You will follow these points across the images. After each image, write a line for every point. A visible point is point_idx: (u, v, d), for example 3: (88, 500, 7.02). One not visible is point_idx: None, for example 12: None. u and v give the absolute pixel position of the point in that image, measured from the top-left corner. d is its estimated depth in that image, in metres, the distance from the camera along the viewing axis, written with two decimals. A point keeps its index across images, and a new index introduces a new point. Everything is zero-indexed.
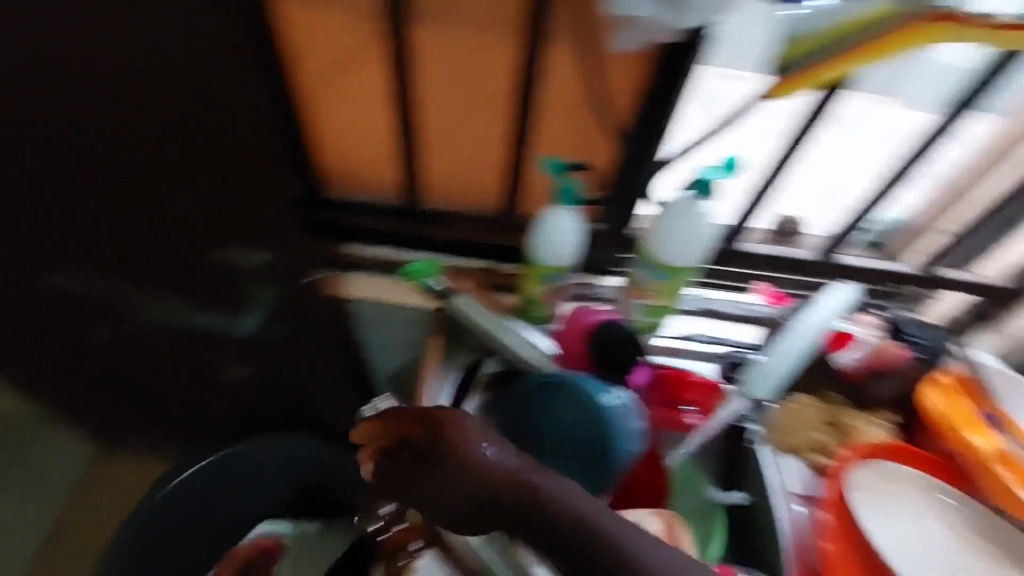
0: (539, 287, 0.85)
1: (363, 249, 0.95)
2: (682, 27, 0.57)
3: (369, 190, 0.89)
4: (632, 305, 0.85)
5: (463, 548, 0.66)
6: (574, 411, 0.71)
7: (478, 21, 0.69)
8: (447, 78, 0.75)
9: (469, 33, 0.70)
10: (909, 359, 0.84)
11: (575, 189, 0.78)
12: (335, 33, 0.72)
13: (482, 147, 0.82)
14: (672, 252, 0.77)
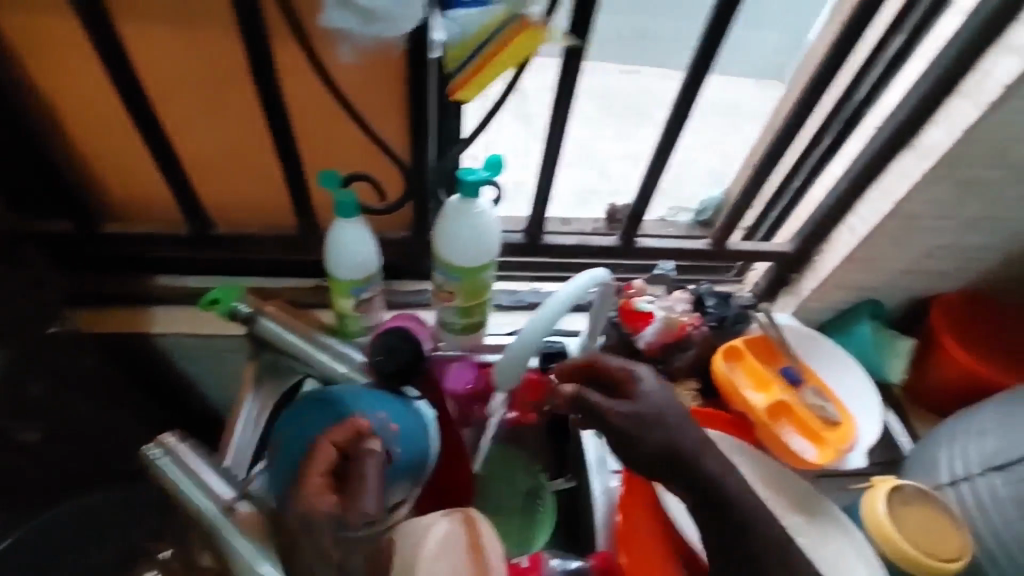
0: (346, 301, 0.84)
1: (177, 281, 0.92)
2: (388, 34, 0.55)
3: (163, 220, 0.86)
4: (443, 308, 0.87)
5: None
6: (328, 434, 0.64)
7: (190, 49, 0.66)
8: (188, 114, 0.72)
9: (194, 60, 0.67)
10: (704, 330, 0.90)
11: (355, 202, 0.75)
12: (63, 72, 0.69)
13: (255, 182, 0.80)
14: (456, 255, 0.78)
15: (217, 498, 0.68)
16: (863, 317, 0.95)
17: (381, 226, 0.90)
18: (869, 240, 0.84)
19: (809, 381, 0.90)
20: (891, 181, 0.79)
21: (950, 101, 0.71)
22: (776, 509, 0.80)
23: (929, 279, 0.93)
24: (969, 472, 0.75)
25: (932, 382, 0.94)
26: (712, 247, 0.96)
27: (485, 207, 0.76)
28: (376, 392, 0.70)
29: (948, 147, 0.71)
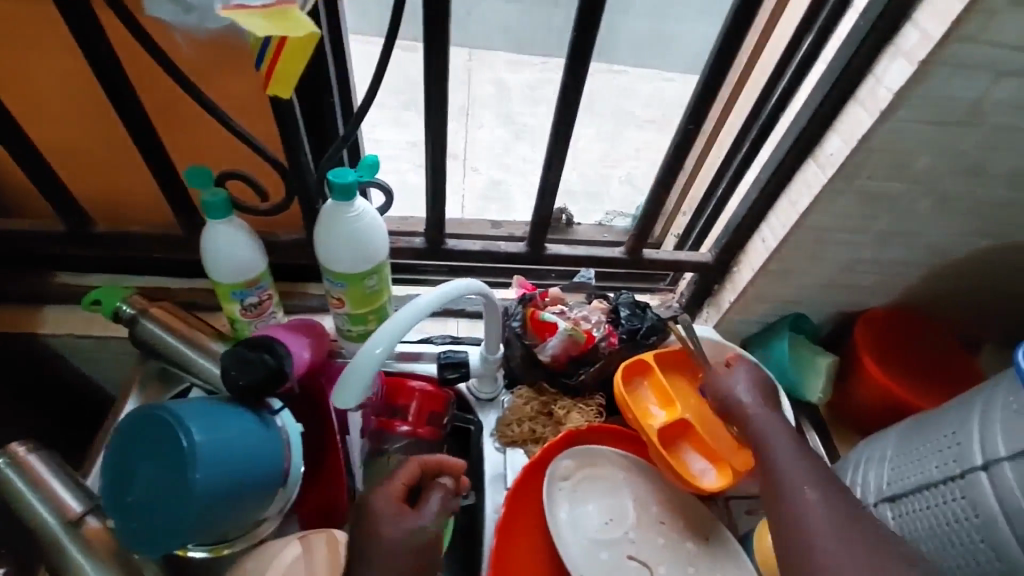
0: (231, 306, 0.80)
1: (79, 280, 0.89)
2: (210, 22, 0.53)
3: (44, 219, 0.82)
4: (336, 313, 0.83)
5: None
6: (158, 466, 0.57)
7: (31, 43, 0.62)
8: (46, 112, 0.68)
9: (35, 52, 0.62)
10: (615, 343, 0.87)
11: (228, 202, 0.71)
12: None
13: (132, 181, 0.77)
14: (339, 262, 0.74)
15: (62, 511, 0.63)
16: (784, 331, 0.91)
17: (278, 226, 0.88)
18: (778, 253, 0.80)
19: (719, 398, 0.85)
20: (797, 192, 0.75)
21: (848, 108, 0.67)
22: (669, 533, 0.77)
23: (852, 293, 0.89)
24: (864, 502, 0.70)
25: (855, 400, 0.90)
26: (626, 256, 0.92)
27: (365, 209, 0.72)
28: (218, 410, 0.61)
29: (846, 157, 0.67)
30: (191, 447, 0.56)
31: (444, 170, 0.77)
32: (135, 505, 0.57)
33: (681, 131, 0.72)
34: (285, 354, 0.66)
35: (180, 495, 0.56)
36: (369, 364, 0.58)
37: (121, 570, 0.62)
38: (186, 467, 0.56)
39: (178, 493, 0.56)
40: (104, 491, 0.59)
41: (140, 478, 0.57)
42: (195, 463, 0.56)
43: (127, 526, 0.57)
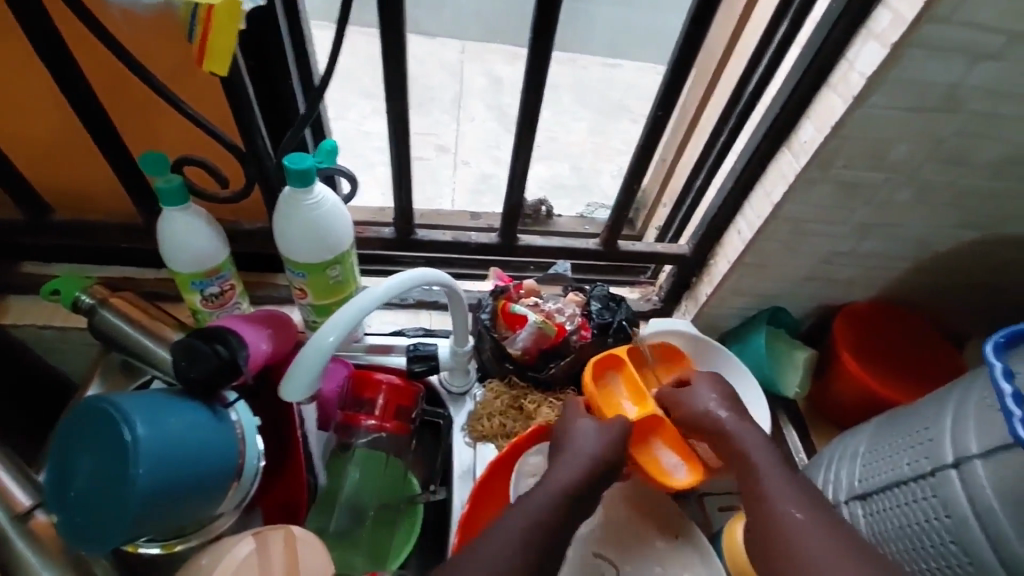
0: (191, 296, 0.78)
1: (42, 268, 0.88)
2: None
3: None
4: (301, 304, 0.81)
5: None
6: (99, 467, 0.55)
7: None
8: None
9: None
10: (587, 336, 0.85)
11: (183, 187, 0.69)
12: None
13: (87, 168, 0.75)
14: (299, 250, 0.72)
15: (10, 505, 0.61)
16: (762, 326, 0.89)
17: (244, 215, 0.84)
18: (754, 245, 0.77)
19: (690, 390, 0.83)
20: (772, 181, 0.72)
21: (821, 93, 0.64)
22: (638, 531, 0.75)
23: (832, 287, 0.86)
24: (838, 498, 0.68)
25: (834, 396, 0.88)
26: (601, 248, 0.90)
27: (323, 194, 0.70)
28: (166, 405, 0.59)
29: (819, 145, 0.65)
30: (132, 450, 0.54)
31: (409, 155, 0.74)
32: (76, 500, 0.56)
33: (651, 117, 0.70)
34: (238, 344, 0.64)
35: (120, 497, 0.54)
36: (315, 354, 0.57)
37: (71, 566, 0.60)
38: (126, 469, 0.54)
39: (117, 493, 0.54)
40: (47, 485, 0.58)
41: (81, 477, 0.55)
42: (135, 460, 0.54)
43: (69, 524, 0.56)
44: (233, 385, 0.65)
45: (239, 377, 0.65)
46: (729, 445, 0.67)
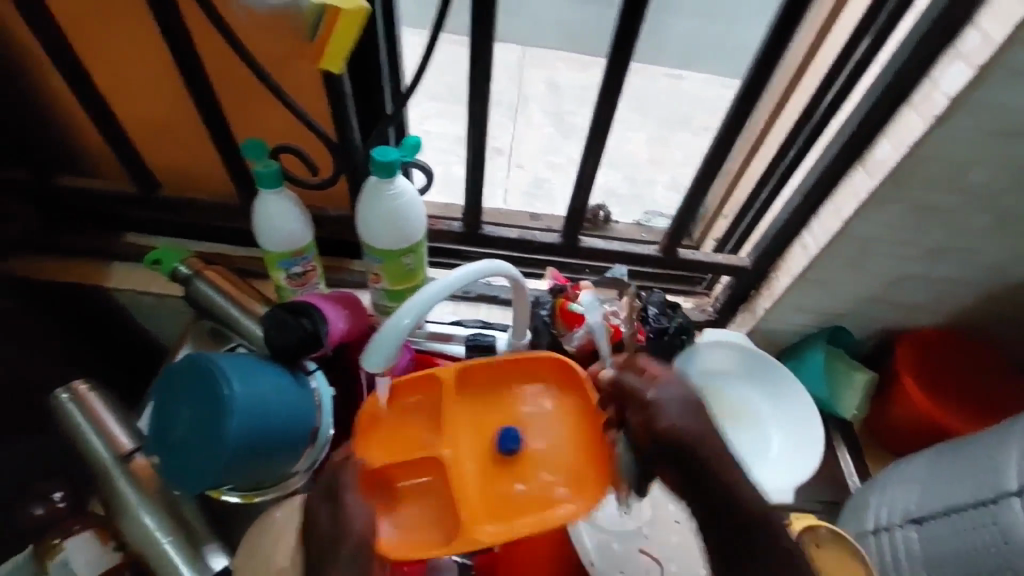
0: (278, 274, 0.85)
1: (146, 241, 0.95)
2: None
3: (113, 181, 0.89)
4: (375, 289, 0.87)
5: (129, 527, 0.68)
6: (197, 414, 0.62)
7: (112, 14, 0.67)
8: (125, 81, 0.74)
9: (117, 25, 0.68)
10: (642, 339, 0.88)
11: (279, 173, 0.76)
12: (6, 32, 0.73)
13: (195, 149, 0.82)
14: (379, 238, 0.78)
15: (115, 446, 0.69)
16: (820, 343, 0.90)
17: (330, 202, 0.92)
18: (817, 261, 0.78)
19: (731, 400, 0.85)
20: (842, 198, 0.73)
21: (899, 112, 0.65)
22: (683, 532, 0.75)
23: (896, 310, 0.85)
24: (891, 521, 0.67)
25: (890, 420, 0.86)
26: (660, 255, 0.92)
27: (404, 187, 0.75)
28: (256, 366, 0.66)
29: (894, 164, 0.66)
30: (229, 402, 0.61)
31: (484, 152, 0.78)
32: (177, 445, 0.62)
33: (723, 129, 0.72)
34: (320, 318, 0.71)
35: (213, 442, 0.60)
36: (395, 332, 0.59)
37: (165, 506, 0.68)
38: (221, 418, 0.61)
39: (211, 439, 0.61)
40: (149, 427, 0.65)
41: (179, 422, 0.63)
42: (229, 412, 0.61)
43: (166, 463, 0.63)
44: (314, 356, 0.72)
45: (320, 349, 0.71)
46: (659, 432, 0.54)
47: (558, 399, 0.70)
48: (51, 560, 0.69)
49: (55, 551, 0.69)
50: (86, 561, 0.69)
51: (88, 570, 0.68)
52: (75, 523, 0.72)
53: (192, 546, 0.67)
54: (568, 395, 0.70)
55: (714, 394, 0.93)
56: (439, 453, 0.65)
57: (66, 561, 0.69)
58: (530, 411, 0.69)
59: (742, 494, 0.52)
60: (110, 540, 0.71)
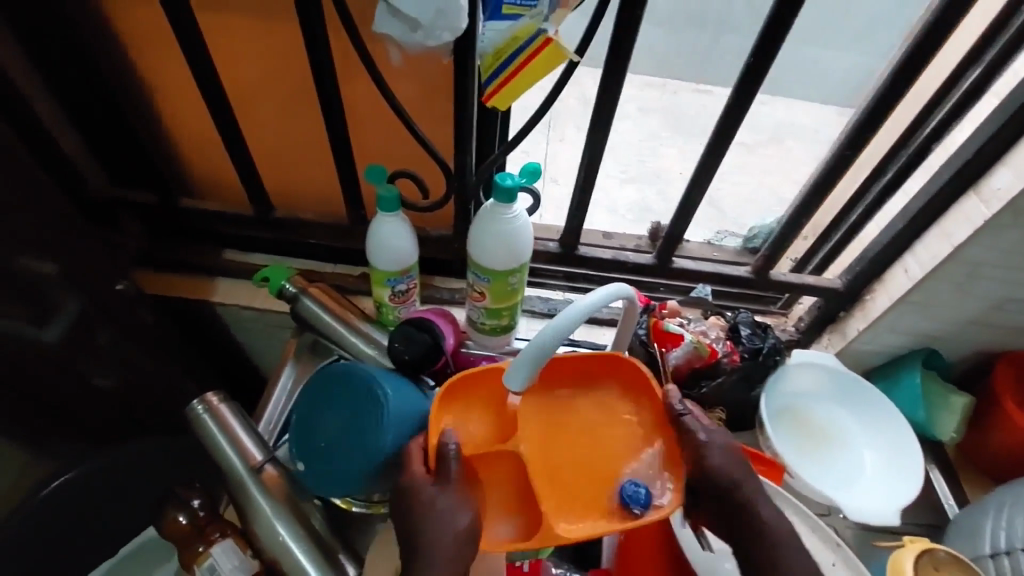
0: (383, 291, 0.88)
1: (244, 257, 1.01)
2: (428, 42, 0.60)
3: (231, 203, 0.97)
4: (474, 307, 0.89)
5: (262, 533, 0.71)
6: (352, 424, 0.66)
7: (274, 49, 0.77)
8: (272, 104, 0.83)
9: (273, 56, 0.77)
10: (737, 361, 0.88)
11: (398, 197, 0.79)
12: (157, 63, 0.80)
13: (318, 167, 0.92)
14: (488, 258, 0.80)
15: (246, 457, 0.74)
16: (915, 364, 0.91)
17: (429, 223, 0.96)
18: (922, 283, 0.81)
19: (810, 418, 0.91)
20: (952, 223, 0.76)
21: (1023, 142, 0.69)
22: None
23: (994, 333, 0.88)
24: (1011, 546, 0.73)
25: (991, 445, 0.88)
26: (751, 275, 0.95)
27: (522, 213, 0.77)
28: (400, 381, 0.70)
29: (1015, 191, 0.69)
30: (386, 414, 0.65)
31: (594, 176, 0.85)
32: (325, 450, 0.66)
33: (837, 155, 0.76)
34: (440, 332, 0.76)
35: (368, 452, 0.64)
36: (534, 354, 0.59)
37: (294, 514, 0.71)
38: (377, 429, 0.64)
39: (365, 449, 0.64)
40: (294, 436, 0.70)
41: (330, 432, 0.67)
42: (381, 422, 0.65)
43: (313, 468, 0.67)
44: (433, 369, 0.76)
45: (440, 361, 0.75)
46: (703, 469, 0.61)
47: (619, 407, 0.67)
48: (199, 565, 0.73)
49: (202, 558, 0.74)
50: (232, 566, 0.72)
51: None
52: (216, 530, 0.78)
53: (322, 554, 0.70)
54: (613, 429, 0.66)
55: (804, 413, 0.94)
56: (513, 449, 0.63)
57: (213, 567, 0.72)
58: (592, 421, 0.66)
59: (768, 529, 0.61)
60: (247, 548, 0.74)
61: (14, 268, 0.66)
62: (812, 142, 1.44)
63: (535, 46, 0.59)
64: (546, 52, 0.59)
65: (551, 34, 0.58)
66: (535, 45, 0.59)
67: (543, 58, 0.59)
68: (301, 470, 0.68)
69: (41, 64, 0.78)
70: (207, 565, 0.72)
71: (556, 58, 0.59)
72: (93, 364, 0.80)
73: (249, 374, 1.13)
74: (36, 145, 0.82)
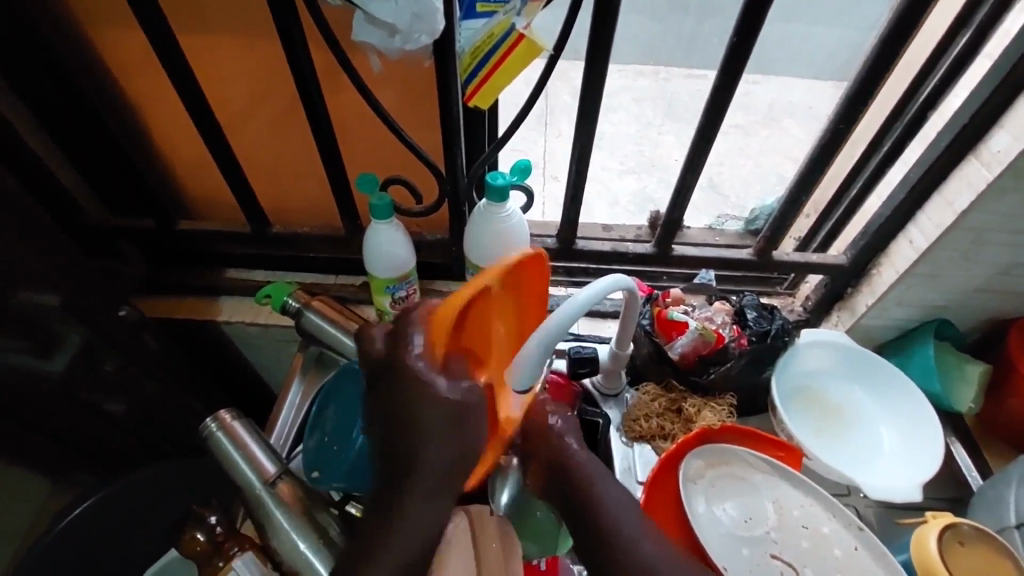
0: (383, 299, 0.87)
1: (247, 275, 1.02)
2: (408, 47, 0.60)
3: (226, 222, 0.97)
4: None
5: (282, 546, 0.71)
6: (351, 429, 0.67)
7: (258, 66, 0.77)
8: (261, 121, 0.84)
9: (259, 73, 0.78)
10: (745, 345, 0.87)
11: (391, 204, 0.79)
12: (146, 89, 0.81)
13: (309, 180, 0.92)
14: (487, 259, 0.80)
15: (261, 472, 0.74)
16: (929, 336, 0.90)
17: (426, 227, 0.96)
18: (928, 254, 0.80)
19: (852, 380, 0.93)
20: (954, 189, 0.75)
21: (1018, 102, 0.68)
22: (814, 537, 0.75)
23: (1003, 298, 0.86)
24: None
25: (1010, 413, 0.87)
26: (754, 257, 0.93)
27: (516, 211, 0.77)
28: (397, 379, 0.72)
29: (1014, 153, 0.68)
30: None
31: (585, 170, 0.85)
32: (325, 444, 0.70)
33: (831, 129, 0.75)
34: None
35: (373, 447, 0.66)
36: (541, 342, 0.58)
37: (312, 527, 0.72)
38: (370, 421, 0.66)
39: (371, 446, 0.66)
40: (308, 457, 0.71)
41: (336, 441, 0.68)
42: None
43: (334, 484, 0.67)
44: None
45: None
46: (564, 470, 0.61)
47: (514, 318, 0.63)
48: None
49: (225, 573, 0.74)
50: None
51: None
52: (233, 546, 0.78)
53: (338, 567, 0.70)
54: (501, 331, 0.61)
55: (817, 392, 0.92)
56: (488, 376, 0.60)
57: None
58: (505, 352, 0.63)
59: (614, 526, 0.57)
60: (268, 561, 0.75)
61: (17, 302, 0.66)
62: (807, 118, 1.42)
63: (510, 42, 0.59)
64: (519, 49, 0.59)
65: (523, 29, 0.58)
66: (510, 41, 0.59)
67: (517, 54, 0.60)
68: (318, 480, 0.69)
69: (31, 99, 0.79)
70: None
71: (533, 53, 0.59)
72: (103, 393, 0.81)
73: (258, 390, 1.14)
74: (30, 180, 0.83)
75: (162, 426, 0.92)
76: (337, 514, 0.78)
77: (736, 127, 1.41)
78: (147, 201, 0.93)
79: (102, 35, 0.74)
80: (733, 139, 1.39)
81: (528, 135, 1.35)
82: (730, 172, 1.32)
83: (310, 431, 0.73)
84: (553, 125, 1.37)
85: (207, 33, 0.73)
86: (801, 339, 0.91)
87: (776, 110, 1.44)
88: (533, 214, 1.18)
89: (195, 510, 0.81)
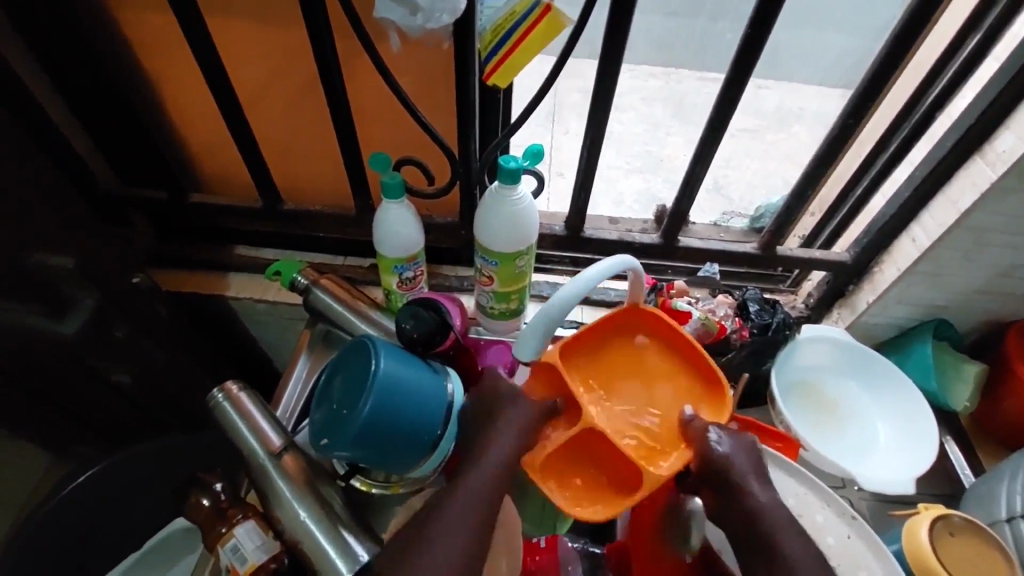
0: (391, 278, 0.89)
1: (257, 253, 1.03)
2: (428, 25, 0.61)
3: (238, 199, 0.98)
4: (481, 291, 0.90)
5: (285, 515, 0.73)
6: (357, 397, 0.68)
7: (277, 44, 0.78)
8: (278, 102, 0.85)
9: (277, 51, 0.78)
10: (746, 336, 0.89)
11: (403, 184, 0.80)
12: (166, 64, 0.82)
13: (322, 160, 0.93)
14: (497, 241, 0.81)
15: (267, 443, 0.76)
16: (927, 335, 0.91)
17: (435, 210, 0.98)
18: (930, 252, 0.81)
19: (850, 375, 0.94)
20: (959, 189, 0.76)
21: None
22: (807, 526, 0.75)
23: (1003, 299, 0.88)
24: None
25: (1005, 414, 0.88)
26: (758, 252, 0.95)
27: (526, 194, 0.78)
28: (406, 354, 0.74)
29: (1020, 153, 0.69)
30: (385, 379, 0.68)
31: (595, 160, 0.86)
32: (331, 412, 0.71)
33: (838, 126, 0.77)
34: (447, 313, 0.79)
35: (375, 415, 0.67)
36: (542, 320, 0.61)
37: (315, 498, 0.74)
38: (375, 392, 0.68)
39: (373, 415, 0.67)
40: (313, 426, 0.72)
41: (341, 408, 0.69)
42: (375, 387, 0.68)
43: (336, 451, 0.68)
44: (447, 348, 0.79)
45: (448, 339, 0.79)
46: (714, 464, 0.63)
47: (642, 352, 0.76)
48: (223, 546, 0.75)
49: (226, 538, 0.75)
50: (255, 546, 0.73)
51: (256, 555, 0.73)
52: (237, 513, 0.79)
53: (337, 535, 0.72)
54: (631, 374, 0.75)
55: (816, 386, 0.94)
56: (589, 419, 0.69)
57: (236, 547, 0.74)
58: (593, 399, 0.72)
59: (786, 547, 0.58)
60: (269, 530, 0.76)
61: (32, 265, 0.67)
62: (814, 123, 1.43)
63: (532, 19, 0.60)
64: (543, 25, 0.60)
65: (548, 2, 0.59)
66: (534, 16, 0.60)
67: (540, 31, 0.61)
68: (322, 446, 0.70)
69: (54, 69, 0.80)
70: (231, 545, 0.74)
71: (557, 29, 0.60)
72: (111, 360, 0.82)
73: (262, 368, 1.16)
74: (48, 149, 0.84)
75: (168, 397, 0.94)
76: (342, 486, 0.78)
77: (744, 129, 1.42)
78: (161, 175, 0.94)
79: (125, 8, 0.75)
80: (741, 141, 1.40)
81: (537, 130, 1.35)
82: (736, 173, 1.33)
83: (316, 401, 0.74)
84: (562, 121, 1.38)
85: (227, 9, 0.74)
86: (802, 333, 0.93)
87: (784, 114, 1.45)
88: (540, 206, 1.20)
89: (200, 478, 0.83)
